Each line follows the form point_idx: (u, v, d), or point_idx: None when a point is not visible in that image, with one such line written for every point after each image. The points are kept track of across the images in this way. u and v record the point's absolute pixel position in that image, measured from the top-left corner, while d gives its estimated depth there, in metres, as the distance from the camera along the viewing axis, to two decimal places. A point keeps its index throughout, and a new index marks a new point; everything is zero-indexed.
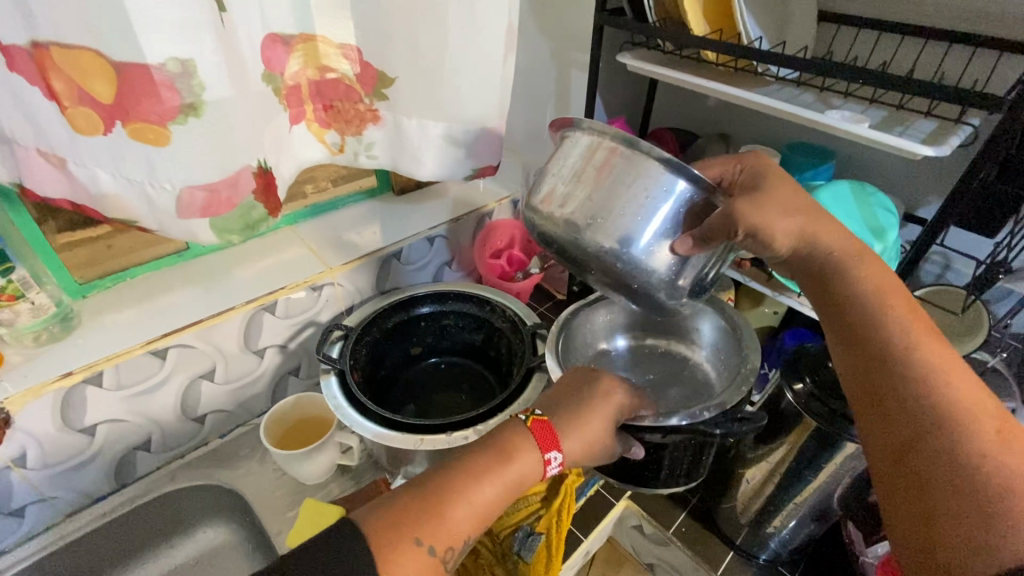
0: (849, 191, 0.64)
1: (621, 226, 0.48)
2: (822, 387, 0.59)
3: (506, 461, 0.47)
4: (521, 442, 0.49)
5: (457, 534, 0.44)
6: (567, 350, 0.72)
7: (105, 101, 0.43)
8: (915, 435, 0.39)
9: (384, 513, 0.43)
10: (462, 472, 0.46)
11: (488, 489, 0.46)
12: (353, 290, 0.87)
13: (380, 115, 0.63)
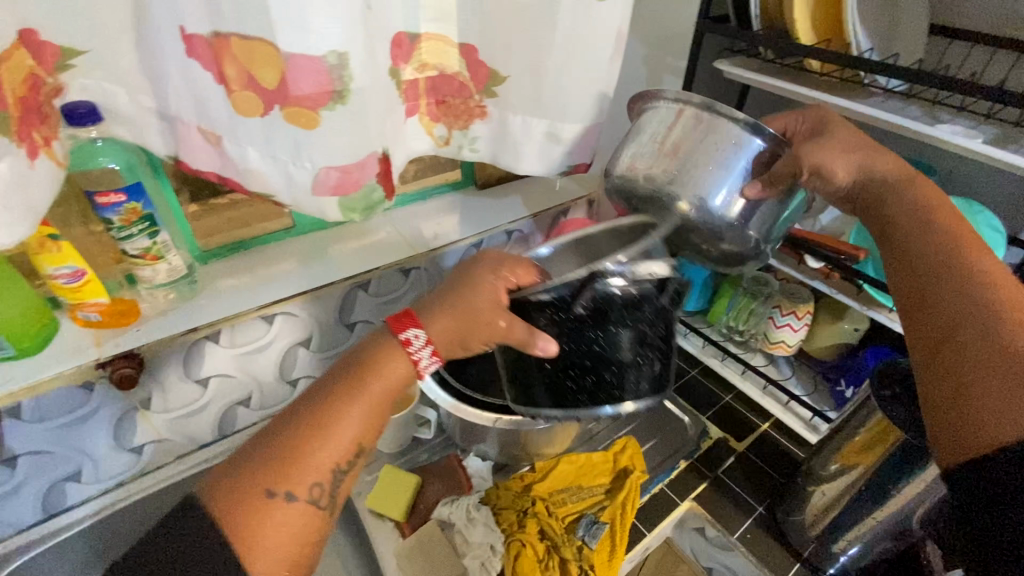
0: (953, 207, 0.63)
1: (702, 180, 0.59)
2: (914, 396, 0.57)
3: (363, 379, 0.46)
4: (385, 352, 0.48)
5: (326, 470, 0.43)
6: None
7: (268, 86, 0.49)
8: (965, 311, 0.42)
9: (232, 479, 0.42)
10: (320, 407, 0.45)
11: (354, 413, 0.45)
12: (436, 275, 0.92)
13: (487, 112, 0.67)
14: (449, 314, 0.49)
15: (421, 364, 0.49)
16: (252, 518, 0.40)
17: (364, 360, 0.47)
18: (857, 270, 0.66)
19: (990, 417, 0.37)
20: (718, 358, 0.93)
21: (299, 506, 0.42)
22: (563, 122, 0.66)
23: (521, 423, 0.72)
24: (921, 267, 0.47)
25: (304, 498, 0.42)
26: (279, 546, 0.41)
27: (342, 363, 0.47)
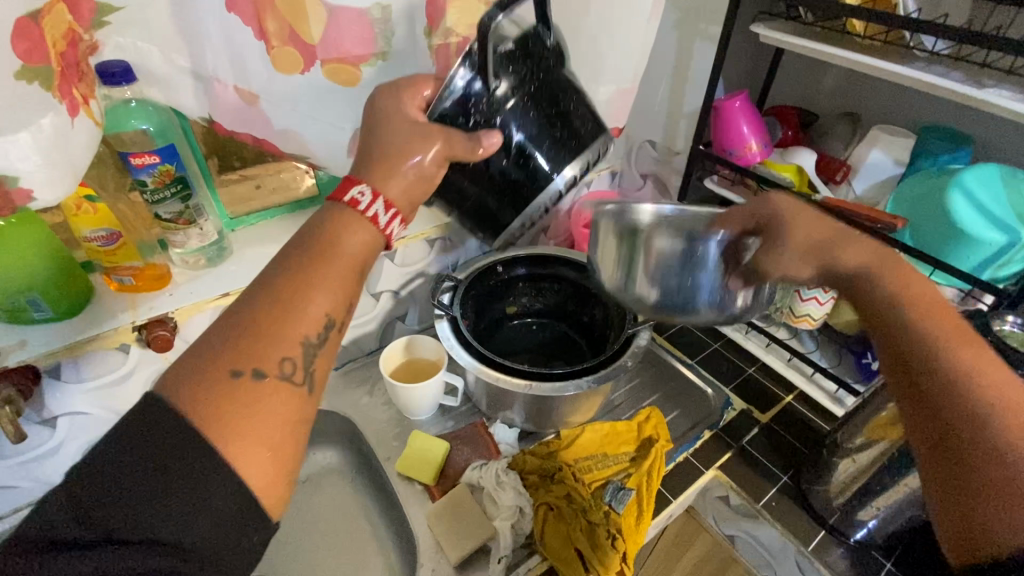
0: (997, 174, 0.61)
1: (664, 283, 0.52)
2: None
3: (331, 251, 0.40)
4: (337, 220, 0.41)
5: (298, 343, 0.38)
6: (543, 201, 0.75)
7: (308, 40, 0.49)
8: (951, 408, 0.37)
9: (199, 373, 0.36)
10: (277, 286, 0.39)
11: (324, 281, 0.40)
12: (460, 244, 0.92)
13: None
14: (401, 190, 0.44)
15: (386, 230, 0.43)
16: (217, 398, 0.35)
17: (315, 232, 0.41)
18: (894, 238, 0.65)
19: (999, 528, 0.34)
20: (742, 330, 0.92)
21: (273, 383, 0.37)
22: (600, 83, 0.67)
23: (549, 390, 0.72)
24: (903, 346, 0.40)
25: (275, 373, 0.37)
26: (268, 437, 0.36)
27: (290, 245, 0.41)
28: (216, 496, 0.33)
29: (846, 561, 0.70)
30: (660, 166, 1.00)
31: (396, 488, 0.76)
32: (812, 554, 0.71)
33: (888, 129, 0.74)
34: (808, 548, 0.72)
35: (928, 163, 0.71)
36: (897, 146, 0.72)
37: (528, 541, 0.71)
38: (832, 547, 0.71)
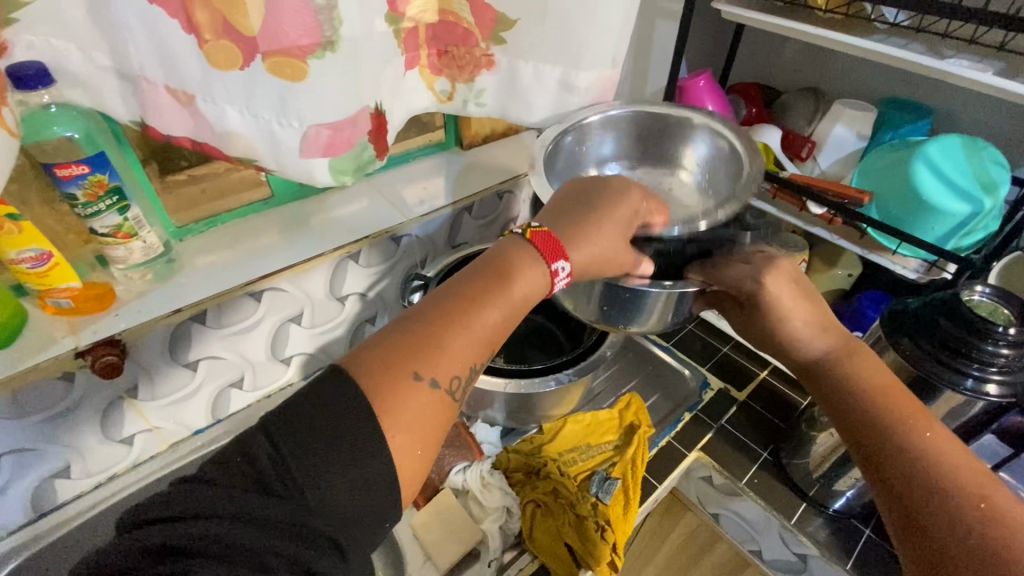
0: (960, 144, 0.62)
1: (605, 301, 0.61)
2: (921, 325, 0.56)
3: (507, 281, 0.45)
4: (523, 252, 0.47)
5: (465, 362, 0.43)
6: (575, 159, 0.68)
7: (247, 33, 0.44)
8: (913, 478, 0.41)
9: (377, 359, 0.40)
10: (467, 298, 0.44)
11: (495, 308, 0.45)
12: (428, 240, 0.89)
13: (494, 60, 0.62)
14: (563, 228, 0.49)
15: (554, 285, 0.48)
16: (397, 390, 0.39)
17: (506, 259, 0.47)
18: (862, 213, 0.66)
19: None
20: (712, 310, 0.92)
21: (438, 393, 0.41)
22: (578, 68, 0.61)
23: (530, 386, 0.71)
24: (860, 422, 0.45)
25: (445, 386, 0.41)
26: (411, 430, 0.39)
27: (484, 261, 0.47)
28: (371, 477, 0.37)
29: (826, 530, 0.72)
30: None
31: None
32: (794, 527, 0.72)
33: (849, 103, 0.74)
34: (791, 521, 0.73)
35: (890, 136, 0.72)
36: (858, 119, 0.72)
37: (517, 541, 0.70)
38: (812, 518, 0.73)
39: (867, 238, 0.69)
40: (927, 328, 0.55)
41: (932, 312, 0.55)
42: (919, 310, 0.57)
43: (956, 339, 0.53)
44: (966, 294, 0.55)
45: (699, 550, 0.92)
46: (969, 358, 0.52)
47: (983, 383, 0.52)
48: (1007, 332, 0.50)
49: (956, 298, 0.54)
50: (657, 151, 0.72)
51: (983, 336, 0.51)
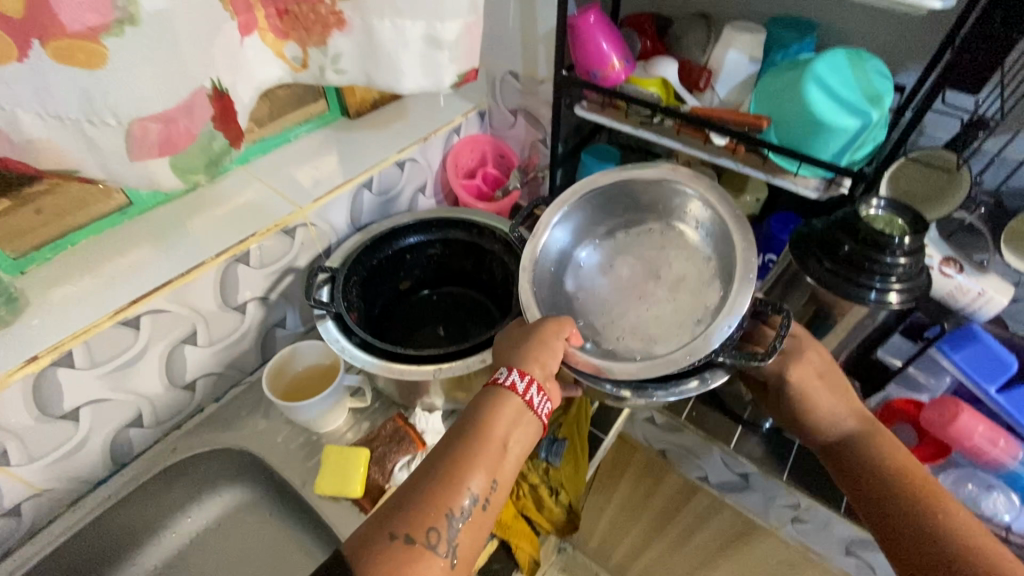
0: (845, 58, 0.61)
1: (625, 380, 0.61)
2: (824, 246, 0.57)
3: (488, 429, 0.50)
4: (498, 400, 0.52)
5: (444, 516, 0.46)
6: (551, 270, 0.64)
7: (11, 14, 0.35)
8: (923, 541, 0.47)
9: (380, 532, 0.45)
10: (450, 459, 0.49)
11: (478, 463, 0.49)
12: (328, 228, 0.81)
13: (344, 17, 0.53)
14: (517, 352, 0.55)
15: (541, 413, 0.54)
16: (390, 558, 0.43)
17: (479, 410, 0.52)
18: (761, 139, 0.65)
19: None
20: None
21: (430, 554, 0.44)
22: (442, 19, 0.54)
23: (459, 368, 0.67)
24: (885, 498, 0.51)
25: (423, 541, 0.45)
26: None
27: (461, 425, 0.51)
28: None
29: (762, 447, 0.75)
30: (526, 97, 0.93)
31: (319, 511, 0.68)
32: (735, 450, 0.75)
33: (739, 25, 0.72)
34: (731, 446, 0.76)
35: (780, 56, 0.71)
36: (750, 43, 0.70)
37: None
38: (749, 437, 0.77)
39: (769, 163, 0.69)
40: (835, 250, 0.56)
41: (834, 232, 0.56)
42: (823, 231, 0.58)
43: (860, 256, 0.54)
44: (864, 208, 0.56)
45: (651, 484, 0.95)
46: (871, 273, 0.54)
47: (886, 295, 0.54)
48: (903, 242, 0.52)
49: (856, 215, 0.55)
50: (636, 213, 0.66)
51: (884, 249, 0.53)
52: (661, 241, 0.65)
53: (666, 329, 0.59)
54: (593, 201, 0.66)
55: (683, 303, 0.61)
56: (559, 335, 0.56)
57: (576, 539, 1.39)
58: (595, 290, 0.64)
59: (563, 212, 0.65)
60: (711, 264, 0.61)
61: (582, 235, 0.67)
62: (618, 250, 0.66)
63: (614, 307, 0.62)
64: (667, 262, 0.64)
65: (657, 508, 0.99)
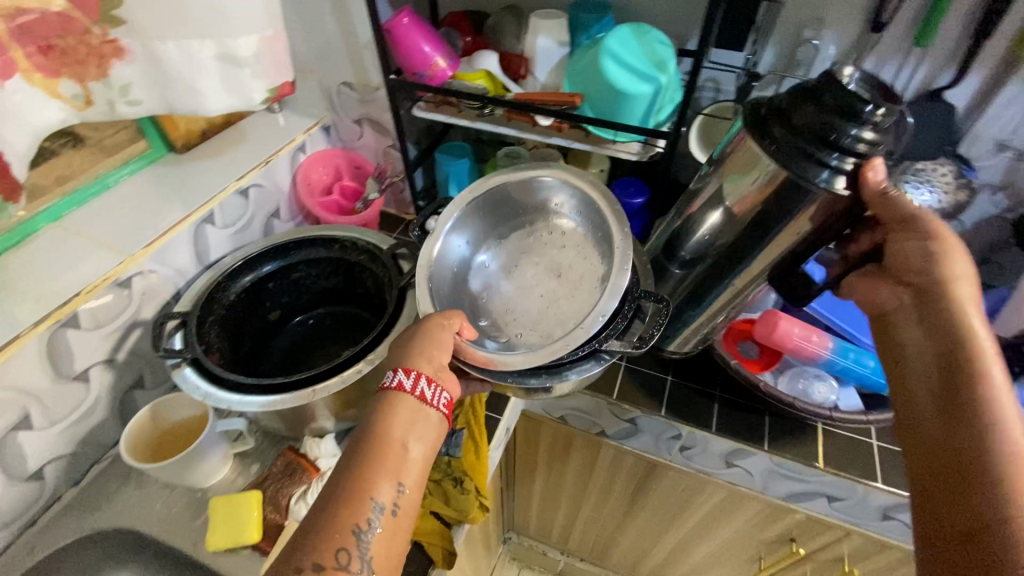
0: (630, 32, 0.67)
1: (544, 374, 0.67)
2: (783, 114, 0.51)
3: (385, 435, 0.51)
4: (391, 403, 0.53)
5: (343, 532, 0.46)
6: (450, 280, 0.71)
7: None
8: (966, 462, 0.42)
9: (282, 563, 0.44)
10: (350, 477, 0.48)
11: (380, 473, 0.49)
12: (173, 272, 0.76)
13: (120, 45, 0.57)
14: (408, 354, 0.57)
15: (442, 410, 0.55)
16: None
17: (376, 417, 0.53)
18: (577, 115, 0.71)
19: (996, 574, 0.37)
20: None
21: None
22: (233, 37, 0.58)
23: (337, 383, 0.66)
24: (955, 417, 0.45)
25: (332, 565, 0.44)
26: None
27: (360, 434, 0.52)
28: None
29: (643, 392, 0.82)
30: (366, 105, 0.93)
31: (217, 569, 0.64)
32: (619, 399, 0.80)
33: (544, 13, 0.76)
34: (615, 396, 0.80)
35: (585, 37, 0.77)
36: (554, 28, 0.75)
37: None
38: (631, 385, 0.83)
39: (591, 136, 0.74)
40: (790, 121, 0.50)
41: (794, 97, 0.50)
42: (781, 99, 0.52)
43: (821, 124, 0.48)
44: (843, 73, 0.48)
45: (562, 458, 1.01)
46: (833, 142, 0.47)
47: (845, 169, 0.48)
48: (876, 112, 0.46)
49: (826, 82, 0.48)
50: (521, 214, 0.75)
51: (852, 118, 0.46)
52: (550, 237, 0.74)
53: (560, 316, 0.67)
54: (482, 208, 0.74)
55: (579, 299, 0.67)
56: (447, 327, 0.60)
57: (516, 524, 1.42)
58: (498, 290, 0.72)
59: (457, 219, 0.72)
60: (597, 255, 0.69)
61: (481, 241, 0.75)
62: (516, 252, 0.74)
63: (513, 308, 0.70)
64: (558, 254, 0.72)
65: (575, 473, 1.04)
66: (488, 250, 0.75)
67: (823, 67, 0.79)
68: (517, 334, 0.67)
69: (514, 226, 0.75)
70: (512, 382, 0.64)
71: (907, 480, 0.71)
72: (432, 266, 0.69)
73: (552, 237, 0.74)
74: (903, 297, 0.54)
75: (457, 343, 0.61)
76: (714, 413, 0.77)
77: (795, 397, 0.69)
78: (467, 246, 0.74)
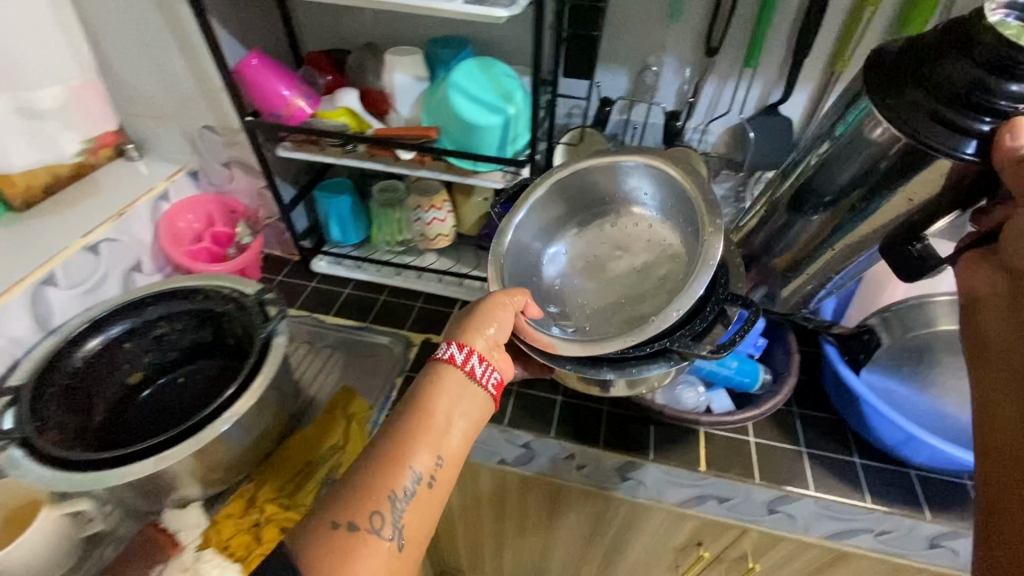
0: (474, 66, 0.69)
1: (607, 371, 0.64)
2: (923, 71, 0.49)
3: (429, 406, 0.53)
4: (439, 377, 0.56)
5: (382, 495, 0.48)
6: (520, 267, 0.71)
7: None
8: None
9: (322, 527, 0.46)
10: (390, 446, 0.51)
11: (419, 444, 0.51)
12: (7, 341, 0.71)
13: None
14: (462, 330, 0.60)
15: (489, 389, 0.58)
16: (320, 551, 0.45)
17: (424, 388, 0.55)
18: (437, 148, 0.71)
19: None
20: (375, 270, 0.98)
21: (375, 537, 0.47)
22: (34, 95, 0.78)
23: (191, 447, 0.62)
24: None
25: (367, 527, 0.46)
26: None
27: None
28: None
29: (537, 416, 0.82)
30: (233, 148, 0.89)
31: None
32: (511, 425, 0.79)
33: (399, 50, 0.77)
34: (506, 421, 0.80)
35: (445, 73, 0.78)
36: (410, 64, 0.76)
37: None
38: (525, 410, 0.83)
39: (455, 168, 0.75)
40: (931, 81, 0.49)
41: (936, 45, 0.49)
42: (921, 49, 0.51)
43: (971, 83, 0.46)
44: (988, 15, 0.46)
45: (474, 492, 0.98)
46: (984, 103, 0.46)
47: (992, 131, 0.47)
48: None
49: (974, 35, 0.46)
50: (594, 206, 0.74)
51: (1006, 75, 0.45)
52: (627, 230, 0.72)
53: (644, 306, 0.66)
54: (553, 198, 0.73)
55: (653, 300, 0.65)
56: (507, 306, 0.61)
57: (449, 565, 1.36)
58: (573, 281, 0.72)
59: (531, 209, 0.71)
60: (685, 247, 0.67)
61: (554, 234, 0.74)
62: (593, 243, 0.74)
63: (587, 299, 0.70)
64: (635, 243, 0.72)
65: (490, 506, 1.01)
66: (564, 242, 0.75)
67: (670, 90, 0.84)
68: (590, 325, 0.67)
69: (589, 219, 0.74)
70: (572, 370, 0.62)
71: (782, 473, 0.74)
72: (503, 257, 0.69)
73: (635, 232, 0.72)
74: (1000, 281, 0.46)
75: (516, 322, 0.62)
76: (602, 428, 0.78)
77: (663, 404, 0.73)
78: (539, 235, 0.74)
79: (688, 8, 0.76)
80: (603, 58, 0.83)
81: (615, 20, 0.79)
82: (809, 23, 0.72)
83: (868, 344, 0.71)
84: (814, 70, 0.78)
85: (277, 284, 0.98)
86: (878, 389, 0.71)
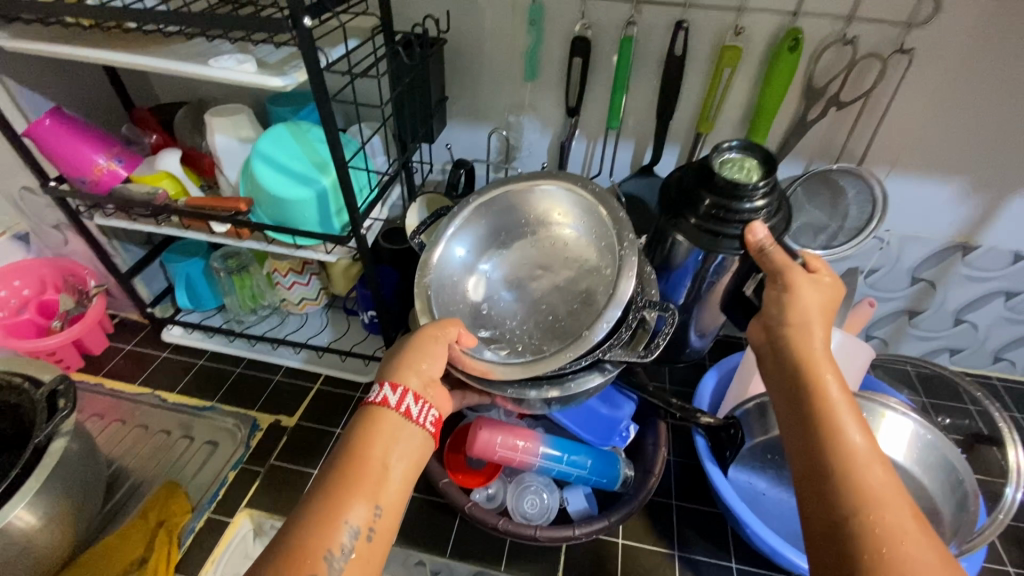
0: (286, 133, 0.63)
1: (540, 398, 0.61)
2: (684, 194, 0.59)
3: (365, 451, 0.43)
4: (372, 419, 0.45)
5: (314, 557, 0.37)
6: (445, 287, 0.62)
7: None
8: (828, 489, 0.36)
9: None
10: (319, 500, 0.40)
11: (354, 493, 0.40)
12: None
13: None
14: (395, 367, 0.49)
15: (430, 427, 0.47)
16: None
17: (355, 433, 0.44)
18: (249, 222, 0.64)
19: None
20: (225, 340, 0.90)
21: None
22: None
23: None
24: (811, 432, 0.39)
25: None
26: None
27: None
28: None
29: None
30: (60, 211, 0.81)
31: None
32: None
33: (220, 110, 0.68)
34: None
35: None
36: (232, 125, 0.67)
37: None
38: None
39: (277, 241, 0.67)
40: (693, 207, 0.57)
41: (691, 175, 0.59)
42: (686, 176, 0.60)
43: (717, 207, 0.55)
44: (719, 157, 0.57)
45: None
46: (730, 218, 0.55)
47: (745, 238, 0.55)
48: (757, 187, 0.53)
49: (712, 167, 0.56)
50: (522, 225, 0.65)
51: (737, 197, 0.54)
52: (558, 245, 0.64)
53: (569, 324, 0.58)
54: (483, 216, 0.66)
55: (581, 316, 0.58)
56: (444, 336, 0.52)
57: None
58: (502, 300, 0.62)
59: (457, 225, 0.65)
60: (604, 266, 0.60)
61: (482, 250, 0.65)
62: (520, 262, 0.64)
63: (517, 322, 0.61)
64: (563, 259, 0.63)
65: None
66: (498, 260, 0.65)
67: (538, 149, 0.78)
68: (523, 346, 0.59)
69: (518, 235, 0.65)
70: (512, 394, 0.57)
71: None
72: (429, 272, 0.61)
73: (560, 249, 0.63)
74: (764, 333, 0.48)
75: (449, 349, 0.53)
76: (451, 531, 0.69)
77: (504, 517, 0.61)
78: (467, 250, 0.65)
79: (543, 66, 0.70)
80: (466, 117, 0.77)
81: (471, 78, 0.73)
82: (665, 86, 0.65)
83: (735, 441, 0.63)
84: (682, 132, 0.72)
85: (122, 355, 0.89)
86: (746, 488, 0.64)
